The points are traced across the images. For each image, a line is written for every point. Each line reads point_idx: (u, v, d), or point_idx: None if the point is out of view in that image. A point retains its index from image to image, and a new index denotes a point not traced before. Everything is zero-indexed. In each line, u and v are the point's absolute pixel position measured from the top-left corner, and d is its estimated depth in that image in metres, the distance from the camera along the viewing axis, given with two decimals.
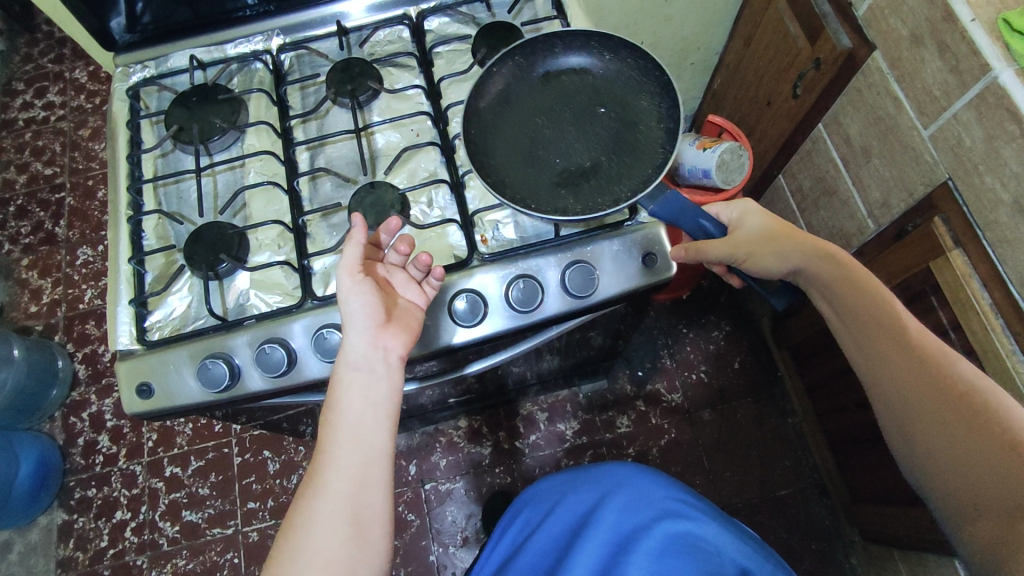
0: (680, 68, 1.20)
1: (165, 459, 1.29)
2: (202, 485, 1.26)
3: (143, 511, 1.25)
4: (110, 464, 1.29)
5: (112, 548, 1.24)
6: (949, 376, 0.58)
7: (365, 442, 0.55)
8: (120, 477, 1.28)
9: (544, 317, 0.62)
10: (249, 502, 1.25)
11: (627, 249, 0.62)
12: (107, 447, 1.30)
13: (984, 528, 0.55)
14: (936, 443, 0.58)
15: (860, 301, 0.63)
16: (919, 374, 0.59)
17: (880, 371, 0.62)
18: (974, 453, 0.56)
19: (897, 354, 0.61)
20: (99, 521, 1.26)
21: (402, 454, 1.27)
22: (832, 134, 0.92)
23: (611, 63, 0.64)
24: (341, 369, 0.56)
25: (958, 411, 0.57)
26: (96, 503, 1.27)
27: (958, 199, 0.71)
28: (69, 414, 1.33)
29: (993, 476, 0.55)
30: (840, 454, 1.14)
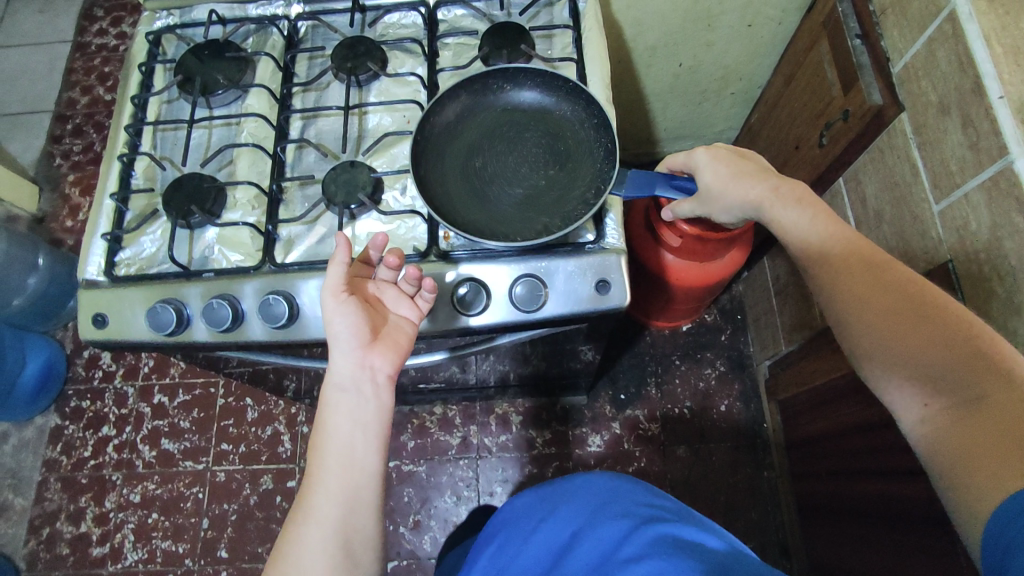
0: (719, 96, 1.17)
1: (156, 386, 1.35)
2: (184, 418, 1.32)
3: (128, 431, 1.32)
4: (107, 380, 1.37)
5: (93, 459, 1.31)
6: (912, 297, 0.51)
7: (354, 464, 0.53)
8: (113, 395, 1.35)
9: (488, 324, 0.62)
10: (223, 443, 1.30)
11: (582, 272, 0.61)
12: (107, 364, 1.38)
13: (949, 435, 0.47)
14: (908, 374, 0.50)
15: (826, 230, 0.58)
16: (885, 302, 0.52)
17: (844, 300, 0.54)
18: (950, 377, 0.48)
19: (866, 280, 0.54)
20: (86, 432, 1.33)
21: None
22: (850, 190, 0.87)
23: (518, 82, 0.66)
24: (326, 391, 0.55)
25: (932, 336, 0.49)
26: (87, 414, 1.34)
27: (954, 283, 0.67)
28: None
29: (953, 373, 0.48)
30: (807, 521, 1.09)
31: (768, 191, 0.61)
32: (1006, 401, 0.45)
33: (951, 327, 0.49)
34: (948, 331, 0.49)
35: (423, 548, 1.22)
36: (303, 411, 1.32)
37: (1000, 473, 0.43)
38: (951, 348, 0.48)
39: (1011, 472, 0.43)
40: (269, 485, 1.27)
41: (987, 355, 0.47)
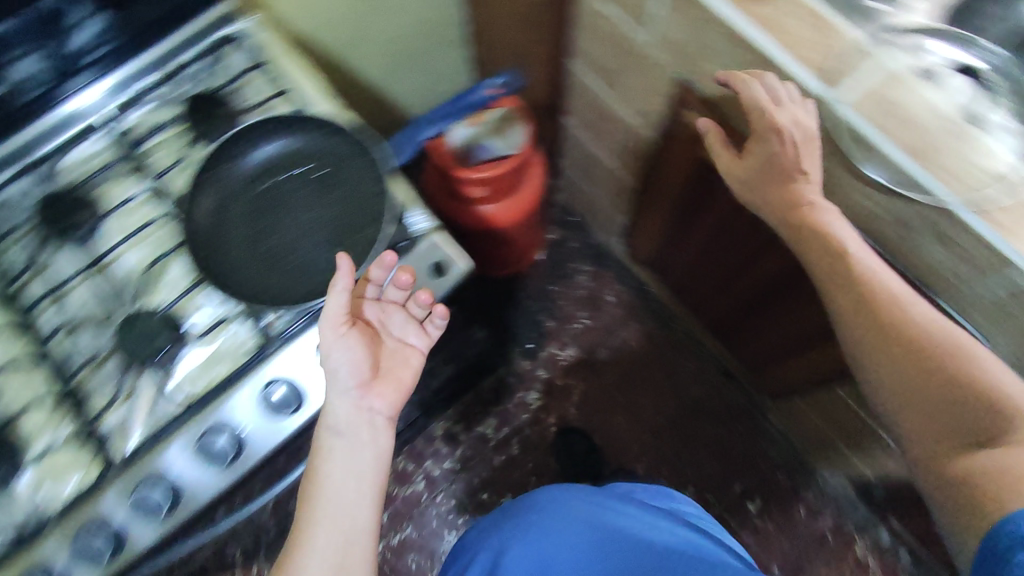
0: (436, 52, 1.20)
1: None
2: None
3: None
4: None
5: None
6: (899, 344, 0.59)
7: (348, 514, 0.56)
8: None
9: (364, 368, 0.59)
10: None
11: (413, 269, 0.61)
12: None
13: (916, 430, 0.59)
14: (921, 402, 0.59)
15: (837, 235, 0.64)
16: (900, 357, 0.59)
17: (855, 328, 0.62)
18: (935, 409, 0.58)
19: (877, 291, 0.61)
20: None
21: None
22: (586, 65, 0.95)
23: (236, 156, 0.62)
24: (323, 437, 0.58)
25: (944, 365, 0.58)
26: None
27: (695, 89, 0.76)
28: None
29: (943, 392, 0.57)
30: (724, 336, 1.20)
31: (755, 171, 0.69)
32: (977, 417, 0.56)
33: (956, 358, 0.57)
34: (939, 393, 0.58)
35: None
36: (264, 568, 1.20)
37: (958, 460, 0.56)
38: (961, 389, 0.57)
39: (966, 458, 0.55)
40: None
41: (956, 390, 0.57)
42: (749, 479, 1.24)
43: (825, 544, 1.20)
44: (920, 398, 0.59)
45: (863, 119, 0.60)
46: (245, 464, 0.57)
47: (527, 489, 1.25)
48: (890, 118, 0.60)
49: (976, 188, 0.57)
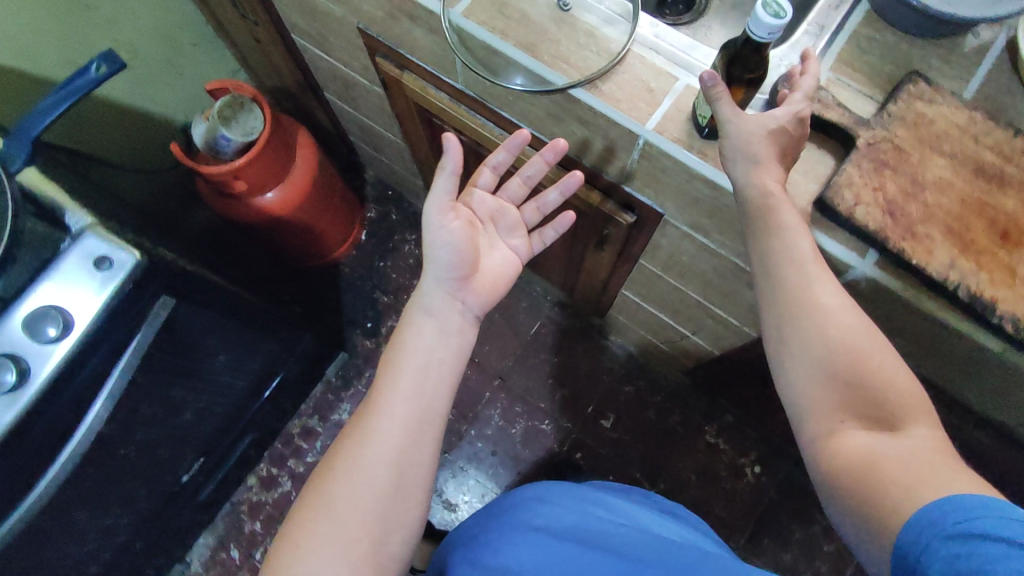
0: (186, 55, 1.17)
1: None
2: None
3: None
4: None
5: None
6: (802, 299, 0.51)
7: (420, 388, 0.59)
8: None
9: (44, 376, 0.59)
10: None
11: (76, 266, 0.61)
12: None
13: (824, 404, 0.50)
14: (819, 388, 0.50)
15: (803, 259, 0.51)
16: (802, 334, 0.51)
17: (783, 291, 0.52)
18: (843, 387, 0.49)
19: (826, 327, 0.50)
20: None
21: (223, 545, 1.28)
22: (301, 37, 0.95)
23: None
24: (416, 313, 0.64)
25: (886, 398, 0.49)
26: None
27: (371, 35, 0.76)
28: None
29: (844, 361, 0.49)
30: (534, 268, 1.23)
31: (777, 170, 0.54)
32: (887, 400, 0.48)
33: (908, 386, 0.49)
34: (855, 379, 0.49)
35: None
36: None
37: (841, 418, 0.50)
38: (862, 375, 0.49)
39: (857, 429, 0.49)
40: None
41: (872, 377, 0.49)
42: (595, 400, 1.29)
43: (677, 440, 1.26)
44: (819, 393, 0.51)
45: (474, 23, 0.62)
46: None
47: None
48: (501, 19, 0.62)
49: (585, 67, 0.60)
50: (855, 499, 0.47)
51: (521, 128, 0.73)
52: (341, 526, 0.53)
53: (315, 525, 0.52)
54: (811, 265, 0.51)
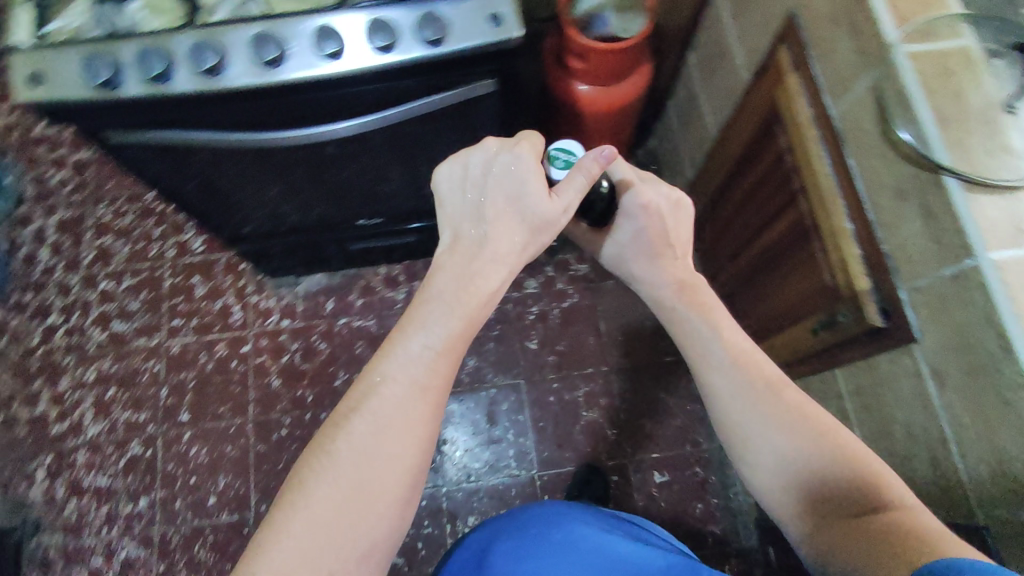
0: None
1: (101, 273, 1.45)
2: (133, 300, 1.43)
3: (77, 315, 1.42)
4: (47, 274, 1.45)
5: (44, 345, 1.40)
6: (771, 404, 0.62)
7: (416, 371, 0.60)
8: (56, 286, 1.44)
9: (400, 59, 0.72)
10: (175, 319, 1.41)
11: (477, 8, 0.72)
12: (48, 259, 1.46)
13: (802, 511, 0.60)
14: (797, 494, 0.60)
15: (738, 365, 0.65)
16: (774, 453, 0.61)
17: (757, 414, 0.62)
18: (819, 463, 0.58)
19: (773, 429, 0.61)
20: (33, 321, 1.41)
21: (325, 292, 1.44)
22: None
23: None
24: (425, 306, 0.62)
25: (852, 476, 0.57)
26: (33, 304, 1.42)
27: (798, 24, 0.78)
28: (16, 227, 1.48)
29: (812, 452, 0.59)
30: (719, 313, 1.24)
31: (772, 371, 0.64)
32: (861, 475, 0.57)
33: (874, 466, 0.58)
34: (833, 457, 0.58)
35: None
36: (253, 284, 1.44)
37: (825, 517, 0.58)
38: (832, 457, 0.58)
39: (850, 509, 0.57)
40: (223, 351, 1.39)
41: (843, 455, 0.58)
42: (665, 452, 1.28)
43: (699, 546, 1.22)
44: (781, 478, 0.61)
45: (915, 68, 0.62)
46: (279, 75, 0.70)
47: (481, 348, 1.35)
48: (938, 83, 0.62)
49: (980, 168, 0.58)
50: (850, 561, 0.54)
51: (854, 184, 0.71)
52: (356, 494, 0.55)
53: (296, 507, 0.54)
54: (754, 373, 0.64)
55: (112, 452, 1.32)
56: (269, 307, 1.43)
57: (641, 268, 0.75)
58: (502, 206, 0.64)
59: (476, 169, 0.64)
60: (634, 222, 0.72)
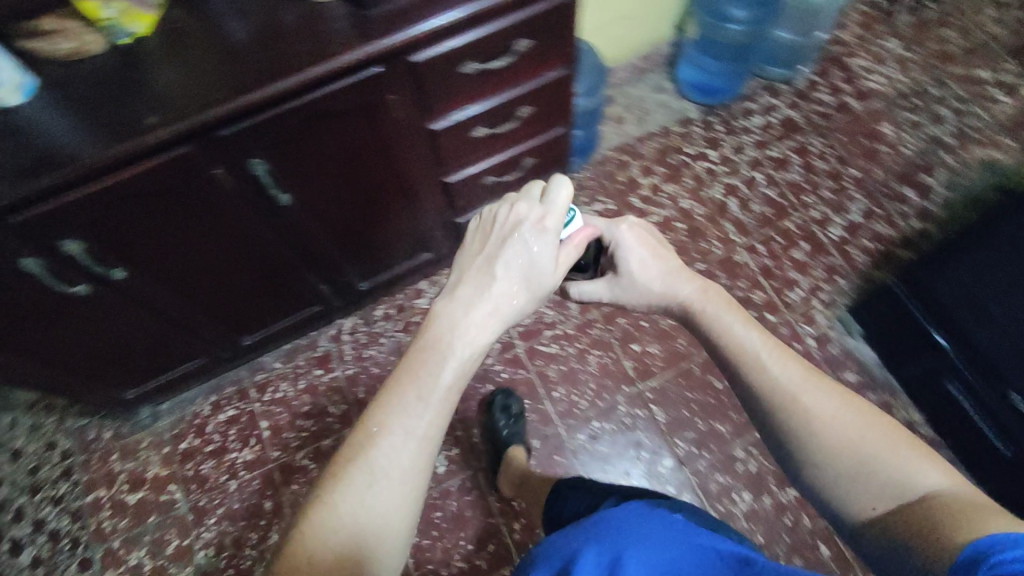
0: None
1: (766, 169, 1.60)
2: (759, 205, 1.55)
3: (724, 171, 1.60)
4: (742, 131, 1.65)
5: (689, 159, 1.62)
6: (801, 363, 0.66)
7: (401, 478, 0.59)
8: (738, 143, 1.63)
9: None
10: (763, 246, 1.51)
11: None
12: (755, 125, 1.65)
13: (856, 502, 0.59)
14: (850, 469, 0.59)
15: (780, 352, 0.67)
16: (802, 413, 0.63)
17: (792, 378, 0.64)
18: (862, 428, 0.60)
19: (829, 405, 0.62)
20: (703, 142, 1.64)
21: (860, 364, 1.37)
22: None
23: None
24: (394, 379, 0.64)
25: (900, 463, 0.57)
26: (715, 135, 1.65)
27: None
28: (766, 89, 1.68)
29: (847, 420, 0.61)
30: None
31: (779, 345, 0.68)
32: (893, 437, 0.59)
33: (899, 441, 0.59)
34: (863, 413, 0.61)
35: None
36: (827, 295, 1.44)
37: (863, 491, 0.58)
38: (872, 431, 0.60)
39: (884, 480, 0.57)
40: (756, 299, 1.45)
41: (847, 398, 0.63)
42: None
43: None
44: (842, 483, 0.59)
45: None
46: None
47: None
48: None
49: None
50: (897, 540, 0.54)
51: None
52: (362, 544, 0.57)
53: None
54: (789, 358, 0.66)
55: None
56: (816, 321, 1.41)
57: (649, 291, 0.79)
58: (513, 267, 0.70)
59: (497, 235, 0.72)
60: (628, 248, 0.79)
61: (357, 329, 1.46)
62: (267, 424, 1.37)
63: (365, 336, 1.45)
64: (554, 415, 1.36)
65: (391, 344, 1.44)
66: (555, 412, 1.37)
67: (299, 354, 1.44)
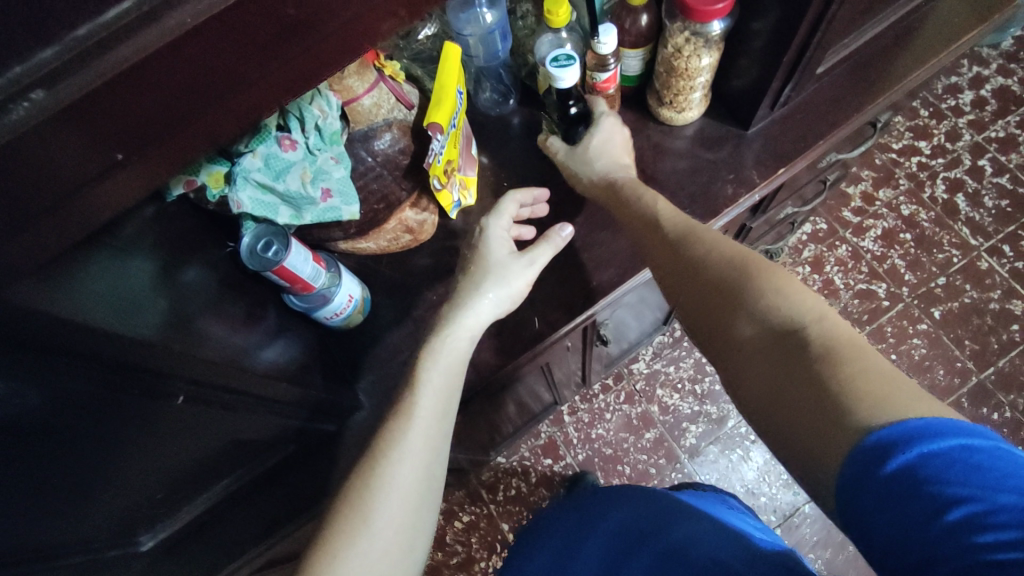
0: None
1: (990, 153, 1.43)
2: (992, 198, 1.39)
3: (943, 162, 1.43)
4: (953, 112, 1.48)
5: (899, 154, 1.45)
6: (689, 231, 0.54)
7: (389, 509, 0.45)
8: (949, 127, 1.46)
9: None
10: (1008, 245, 1.35)
11: None
12: (963, 103, 1.48)
13: (751, 363, 0.46)
14: (752, 315, 0.47)
15: (668, 217, 0.55)
16: (705, 291, 0.50)
17: (679, 237, 0.54)
18: (755, 280, 0.48)
19: (721, 259, 0.50)
20: (909, 132, 1.46)
21: None
22: None
23: None
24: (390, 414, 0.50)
25: (800, 306, 0.45)
26: (921, 121, 1.47)
27: None
28: (968, 60, 1.51)
29: (737, 271, 0.49)
30: None
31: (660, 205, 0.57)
32: (774, 275, 0.48)
33: (780, 278, 0.47)
34: (756, 268, 0.49)
35: None
36: None
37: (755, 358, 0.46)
38: (766, 284, 0.48)
39: (777, 341, 0.45)
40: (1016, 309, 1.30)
41: (751, 260, 0.50)
42: None
43: None
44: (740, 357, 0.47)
45: None
46: None
47: None
48: None
49: None
50: (793, 408, 0.42)
51: None
52: None
53: None
54: (688, 221, 0.55)
55: (864, 273, 1.35)
56: None
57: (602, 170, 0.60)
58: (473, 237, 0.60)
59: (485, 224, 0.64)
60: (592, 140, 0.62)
61: (576, 409, 1.34)
62: (508, 527, 1.26)
63: (587, 415, 1.33)
64: None
65: (618, 419, 1.32)
66: None
67: (520, 446, 1.32)
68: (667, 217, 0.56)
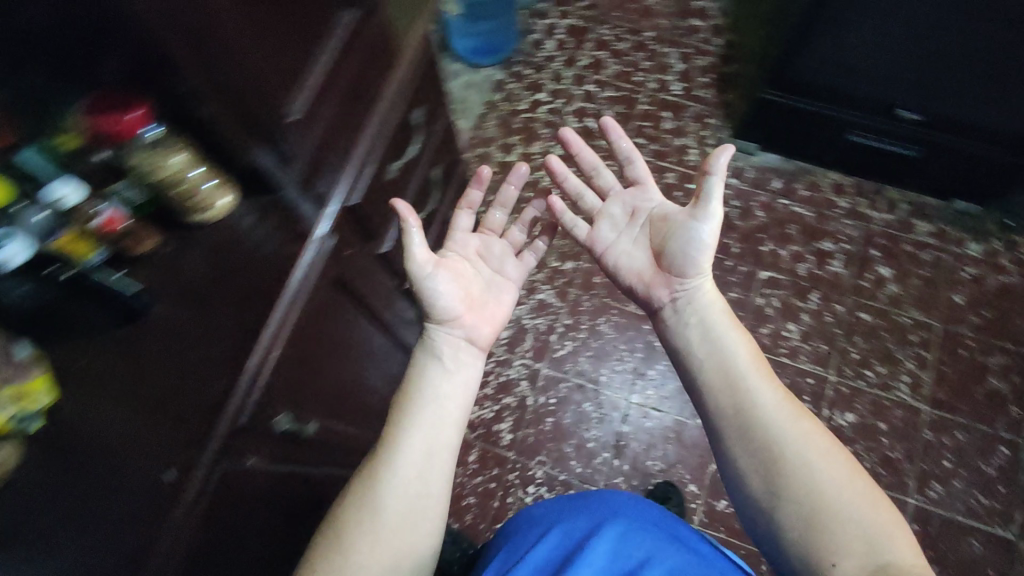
0: None
1: (589, 77, 1.68)
2: (609, 109, 1.64)
3: (561, 101, 1.65)
4: (547, 60, 1.71)
5: (528, 111, 1.64)
6: (767, 370, 0.68)
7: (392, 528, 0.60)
8: (551, 72, 1.69)
9: None
10: (639, 137, 1.61)
11: None
12: (550, 49, 1.72)
13: (787, 472, 0.59)
14: (794, 437, 0.61)
15: (754, 368, 0.67)
16: (746, 397, 0.64)
17: (771, 394, 0.65)
18: (829, 461, 0.60)
19: (777, 402, 0.64)
20: (526, 90, 1.67)
21: (773, 171, 1.57)
22: None
23: None
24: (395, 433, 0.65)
25: (832, 472, 0.59)
26: (529, 78, 1.68)
27: None
28: (535, 16, 1.77)
29: (815, 436, 0.61)
30: None
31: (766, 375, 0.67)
32: (844, 472, 0.59)
33: (830, 457, 0.60)
34: (844, 460, 0.60)
35: (795, 271, 1.46)
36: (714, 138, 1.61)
37: (792, 471, 0.59)
38: (841, 469, 0.59)
39: (816, 482, 0.58)
40: (671, 181, 1.56)
41: (827, 439, 0.62)
42: None
43: None
44: (759, 439, 0.62)
45: None
46: None
47: (905, 280, 1.44)
48: None
49: None
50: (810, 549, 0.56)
51: None
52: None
53: None
54: (760, 367, 0.67)
55: None
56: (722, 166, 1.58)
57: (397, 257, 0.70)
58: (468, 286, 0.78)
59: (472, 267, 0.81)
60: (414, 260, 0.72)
61: None
62: None
63: None
64: (615, 395, 1.35)
65: None
66: (614, 391, 1.35)
67: None
68: (747, 357, 0.68)
